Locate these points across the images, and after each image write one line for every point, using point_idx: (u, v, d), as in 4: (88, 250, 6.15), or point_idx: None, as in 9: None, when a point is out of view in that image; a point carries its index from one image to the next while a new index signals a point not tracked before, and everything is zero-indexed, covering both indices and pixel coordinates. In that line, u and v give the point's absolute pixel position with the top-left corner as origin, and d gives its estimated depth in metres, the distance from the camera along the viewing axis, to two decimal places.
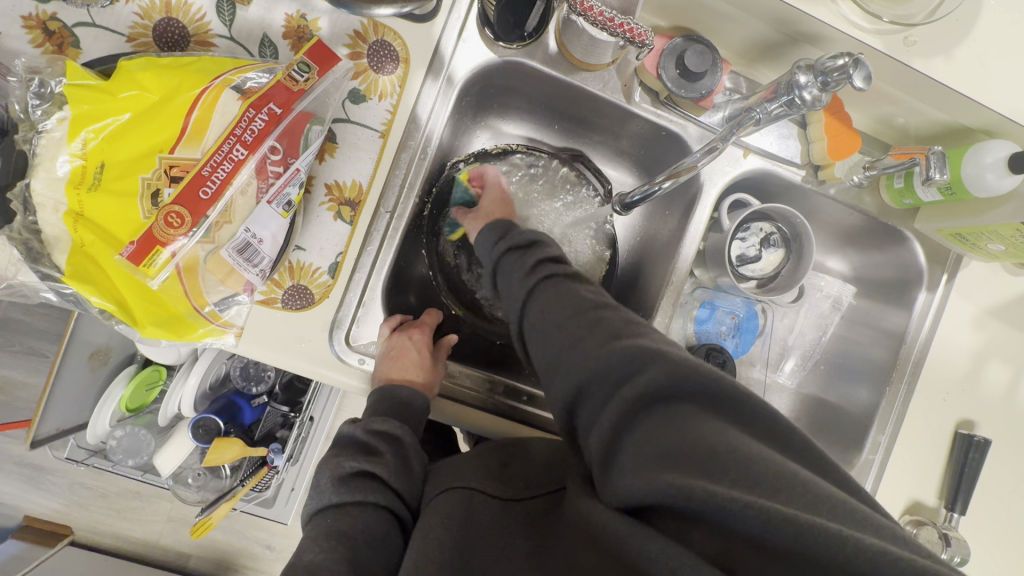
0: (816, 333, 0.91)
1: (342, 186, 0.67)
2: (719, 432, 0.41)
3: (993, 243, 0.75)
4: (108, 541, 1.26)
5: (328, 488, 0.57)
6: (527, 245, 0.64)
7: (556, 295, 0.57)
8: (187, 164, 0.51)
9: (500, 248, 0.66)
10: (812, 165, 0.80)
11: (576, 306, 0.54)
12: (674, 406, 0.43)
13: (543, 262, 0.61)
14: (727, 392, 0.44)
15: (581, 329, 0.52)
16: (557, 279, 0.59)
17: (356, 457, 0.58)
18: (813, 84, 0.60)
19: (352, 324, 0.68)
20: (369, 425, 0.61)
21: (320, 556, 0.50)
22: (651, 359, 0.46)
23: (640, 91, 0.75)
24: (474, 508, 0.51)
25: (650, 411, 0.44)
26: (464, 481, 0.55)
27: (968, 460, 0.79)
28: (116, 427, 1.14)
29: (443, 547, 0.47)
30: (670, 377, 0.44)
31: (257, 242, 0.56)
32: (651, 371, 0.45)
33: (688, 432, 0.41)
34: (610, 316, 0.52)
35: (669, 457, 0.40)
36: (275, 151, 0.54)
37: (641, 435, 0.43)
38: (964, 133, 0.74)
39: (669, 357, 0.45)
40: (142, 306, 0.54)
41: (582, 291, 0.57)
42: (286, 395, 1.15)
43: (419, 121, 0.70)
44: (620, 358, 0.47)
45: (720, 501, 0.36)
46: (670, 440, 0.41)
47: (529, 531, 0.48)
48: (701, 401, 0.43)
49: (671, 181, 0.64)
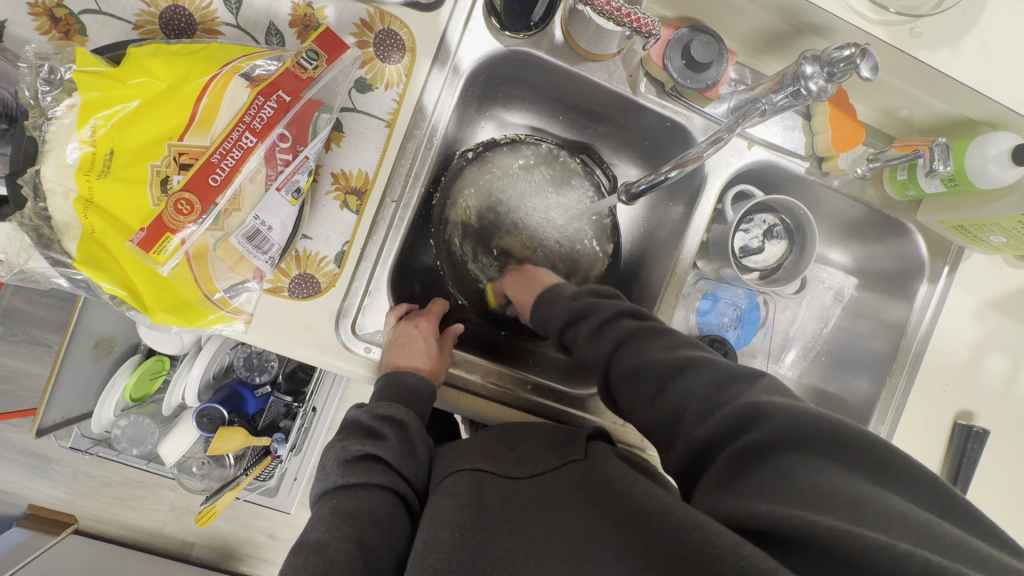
0: (817, 325, 0.91)
1: (348, 175, 0.68)
2: (827, 480, 0.43)
3: (995, 235, 0.75)
4: (113, 529, 1.28)
5: (333, 471, 0.58)
6: (584, 313, 0.67)
7: (633, 361, 0.60)
8: (197, 152, 0.52)
9: (560, 316, 0.69)
10: (816, 157, 0.80)
11: (660, 373, 0.57)
12: (778, 455, 0.46)
13: (608, 324, 0.64)
14: (836, 436, 0.45)
15: (674, 402, 0.55)
16: (638, 337, 0.62)
17: (361, 441, 0.59)
18: (820, 75, 0.60)
19: (358, 312, 0.69)
20: (375, 410, 0.62)
21: (325, 535, 0.52)
22: (756, 413, 0.49)
23: (645, 81, 0.75)
24: (483, 489, 0.52)
25: (757, 461, 0.47)
26: (471, 464, 0.55)
27: (967, 450, 0.81)
28: (120, 417, 1.15)
29: (457, 529, 0.49)
30: (776, 430, 0.47)
31: (266, 229, 0.57)
32: (763, 420, 0.48)
33: (798, 475, 0.44)
34: (696, 376, 0.55)
35: (775, 497, 0.43)
36: (284, 138, 0.55)
37: (746, 481, 0.46)
38: (968, 124, 0.74)
39: (769, 410, 0.48)
40: (152, 292, 0.55)
41: (656, 348, 0.60)
42: (289, 384, 1.16)
43: (425, 110, 0.70)
44: (726, 414, 0.50)
45: (816, 529, 0.38)
46: (775, 485, 0.44)
47: (541, 505, 0.50)
48: (819, 447, 0.45)
49: (677, 171, 0.64)
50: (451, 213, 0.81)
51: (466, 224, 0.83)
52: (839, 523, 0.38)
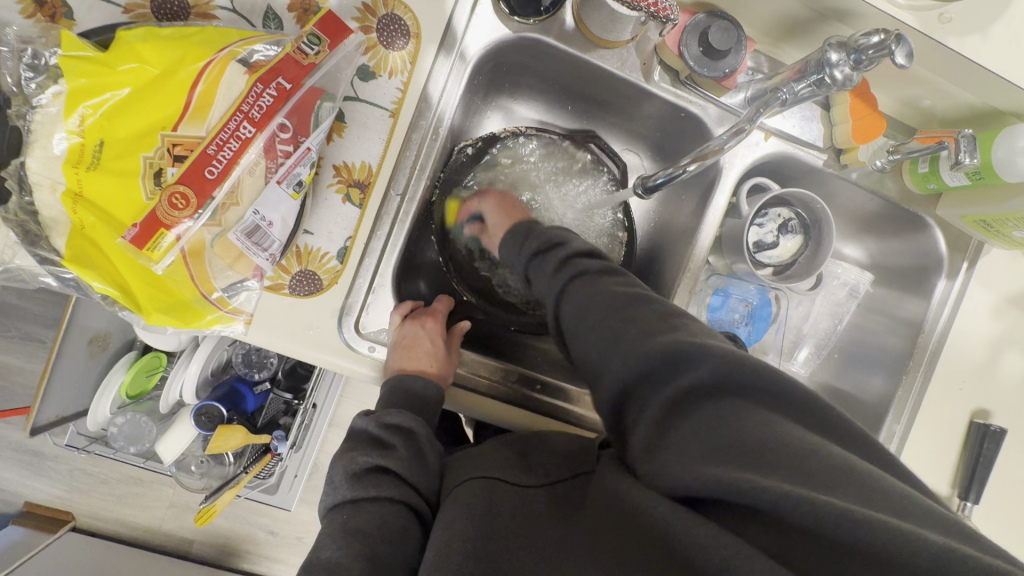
0: (831, 321, 0.89)
1: (350, 167, 0.65)
2: (768, 425, 0.42)
3: (1018, 230, 0.73)
4: (112, 527, 1.26)
5: (341, 485, 0.55)
6: (550, 245, 0.64)
7: (588, 292, 0.57)
8: (192, 143, 0.49)
9: (528, 248, 0.66)
10: (834, 149, 0.77)
11: (607, 306, 0.54)
12: (722, 403, 0.45)
13: (573, 258, 0.62)
14: (777, 385, 0.44)
15: (615, 326, 0.52)
16: (594, 274, 0.59)
17: (368, 452, 0.56)
18: (846, 61, 0.57)
19: (362, 310, 0.66)
20: (382, 419, 0.59)
21: (337, 553, 0.49)
22: (696, 352, 0.47)
23: (659, 70, 0.72)
24: (496, 498, 0.50)
25: (699, 407, 0.45)
26: (482, 472, 0.53)
27: (983, 450, 0.78)
28: (117, 414, 1.12)
29: (469, 540, 0.46)
30: (716, 372, 0.45)
31: (266, 225, 0.54)
32: (703, 363, 0.46)
33: (741, 426, 0.42)
34: (644, 310, 0.53)
35: (722, 454, 0.42)
36: (284, 128, 0.52)
37: (686, 432, 0.45)
38: (993, 116, 0.72)
39: (713, 351, 0.46)
40: (147, 292, 0.52)
41: (611, 283, 0.57)
42: (289, 381, 1.14)
43: (431, 99, 0.67)
44: (667, 351, 0.48)
45: (767, 494, 0.37)
46: (720, 436, 0.43)
47: (554, 516, 0.48)
48: (758, 397, 0.44)
49: (697, 164, 0.62)
50: (455, 211, 0.79)
51: (471, 220, 0.81)
52: (787, 484, 0.38)
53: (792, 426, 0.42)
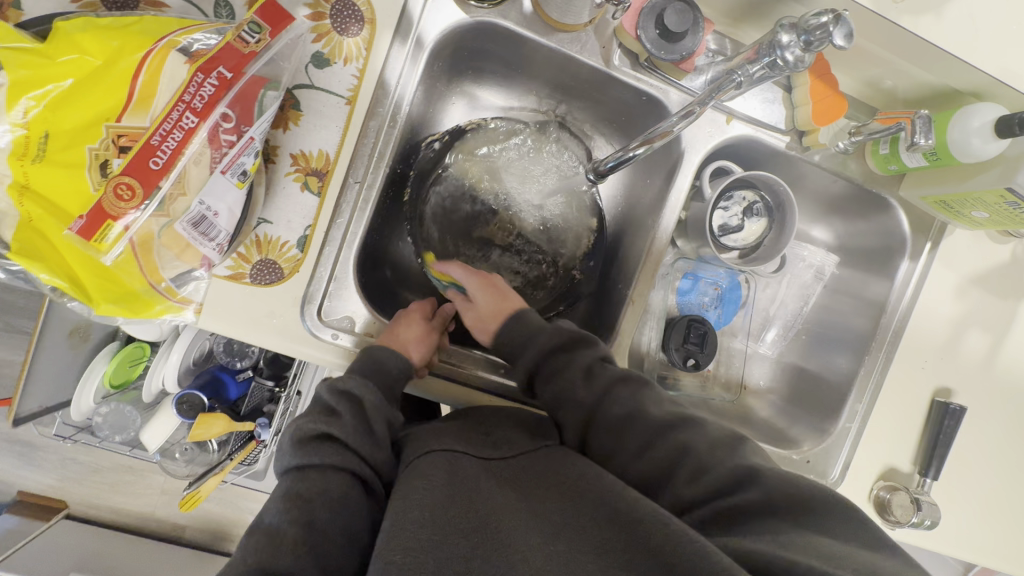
0: (798, 303, 0.91)
1: (308, 155, 0.65)
2: (816, 543, 0.44)
3: (977, 211, 0.73)
4: (103, 515, 1.27)
5: (287, 451, 0.57)
6: (575, 343, 0.66)
7: (627, 408, 0.60)
8: (136, 134, 0.49)
9: (533, 353, 0.67)
10: (797, 131, 0.77)
11: (647, 432, 0.58)
12: (779, 520, 0.48)
13: (602, 365, 0.64)
14: (822, 505, 0.48)
15: (667, 456, 0.56)
16: (627, 382, 0.62)
17: (315, 419, 0.58)
18: (796, 43, 0.57)
19: (324, 298, 0.66)
20: (335, 385, 0.60)
21: (279, 518, 0.51)
22: (751, 476, 0.51)
23: (619, 54, 0.72)
24: (457, 470, 0.51)
25: (749, 521, 0.49)
26: (444, 446, 0.54)
27: (944, 427, 0.79)
28: (101, 405, 1.13)
29: (426, 507, 0.46)
30: (770, 495, 0.49)
31: (213, 215, 0.55)
32: (753, 487, 0.50)
33: (783, 534, 0.46)
34: (691, 435, 0.56)
35: (761, 542, 0.45)
36: (227, 118, 0.52)
37: (743, 534, 0.48)
38: (952, 96, 0.72)
39: (768, 478, 0.50)
40: (95, 282, 0.53)
41: (650, 399, 0.61)
42: (271, 369, 1.14)
43: (387, 86, 0.67)
44: (720, 479, 0.52)
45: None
46: (775, 540, 0.46)
47: (518, 486, 0.50)
48: (802, 513, 0.48)
49: (645, 147, 0.62)
50: (425, 208, 0.79)
51: (440, 216, 0.80)
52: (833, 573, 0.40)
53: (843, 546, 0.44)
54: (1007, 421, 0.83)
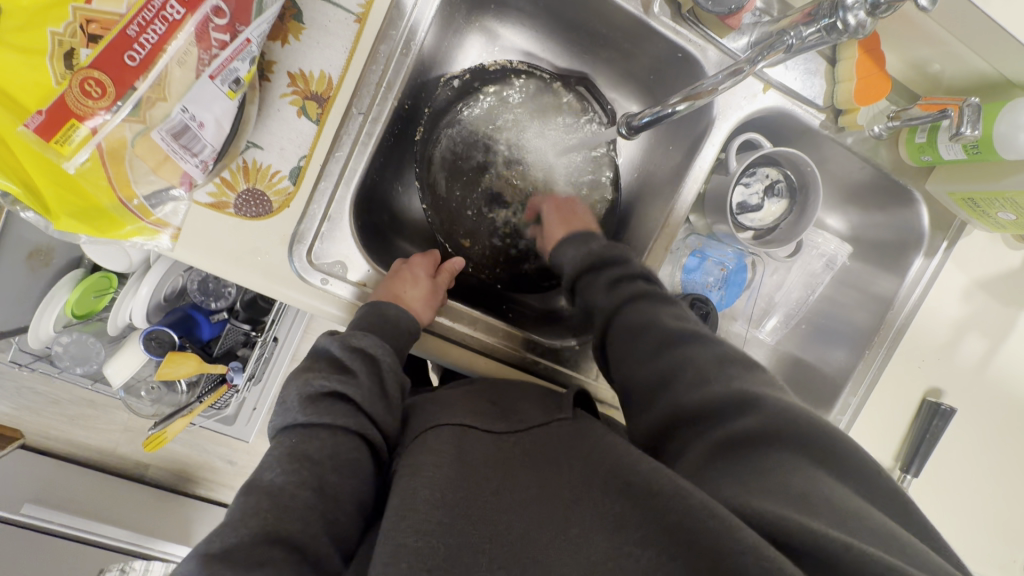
0: (803, 292, 0.88)
1: (307, 77, 0.58)
2: (815, 481, 0.41)
3: (1004, 212, 0.71)
4: (62, 448, 1.21)
5: (294, 407, 0.52)
6: (609, 261, 0.67)
7: (644, 317, 0.59)
8: (109, 20, 0.43)
9: (586, 252, 0.69)
10: (833, 110, 0.73)
11: (663, 335, 0.57)
12: (769, 453, 0.44)
13: (628, 280, 0.64)
14: (819, 437, 0.44)
15: (670, 366, 0.55)
16: (649, 299, 0.62)
17: (327, 375, 0.53)
18: (862, 5, 0.52)
19: (315, 239, 0.60)
20: (347, 340, 0.56)
21: (282, 478, 0.48)
22: (754, 403, 0.47)
23: (660, 1, 0.65)
24: (466, 444, 0.50)
25: (746, 451, 0.45)
26: (451, 420, 0.53)
27: (931, 427, 0.78)
28: (61, 333, 1.04)
29: (437, 488, 0.45)
30: (768, 424, 0.45)
31: (197, 126, 0.47)
32: (757, 411, 0.46)
33: (795, 475, 0.41)
34: (699, 352, 0.55)
35: (766, 489, 0.41)
36: (219, 14, 0.46)
37: (730, 466, 0.45)
38: (1001, 87, 0.68)
39: (770, 404, 0.47)
40: (53, 192, 0.47)
41: (667, 314, 0.60)
42: (248, 314, 1.07)
43: (403, 8, 0.60)
44: (722, 394, 0.49)
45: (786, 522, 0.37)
46: (758, 478, 0.42)
47: (526, 460, 0.49)
48: (807, 448, 0.44)
49: (686, 104, 0.57)
50: (435, 150, 0.75)
51: (449, 161, 0.76)
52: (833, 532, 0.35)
53: (827, 478, 0.41)
54: (990, 428, 0.83)
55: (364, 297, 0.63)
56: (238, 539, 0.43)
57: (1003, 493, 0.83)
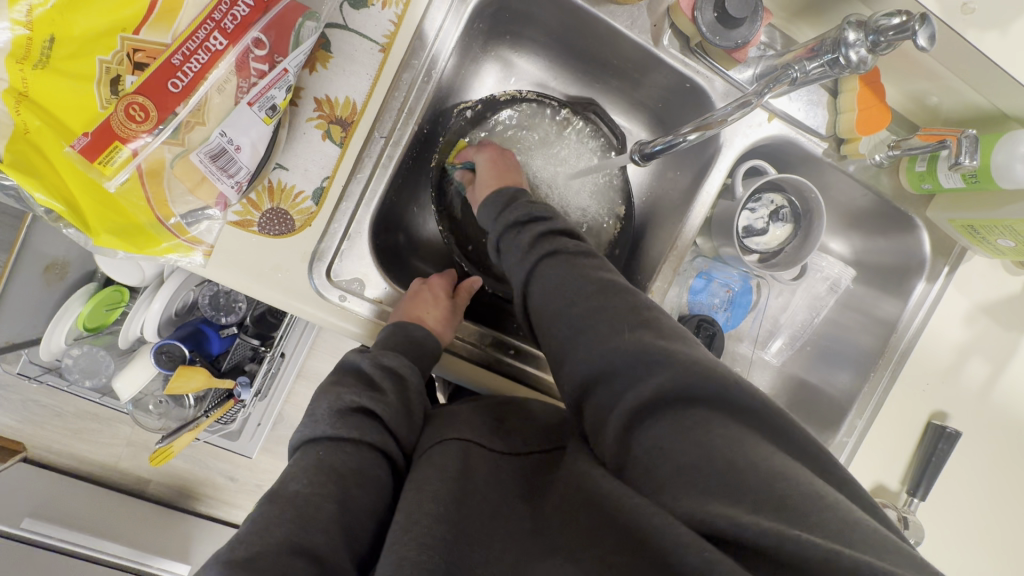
0: (807, 314, 0.90)
1: (333, 102, 0.60)
2: (738, 441, 0.43)
3: (1004, 238, 0.73)
4: (65, 461, 1.20)
5: (323, 419, 0.53)
6: (534, 219, 0.63)
7: (558, 274, 0.58)
8: (155, 50, 0.46)
9: (507, 217, 0.64)
10: (836, 139, 0.76)
11: (579, 288, 0.56)
12: (689, 410, 0.45)
13: (551, 236, 0.62)
14: (736, 395, 0.45)
15: (590, 315, 0.53)
16: (569, 253, 0.60)
17: (356, 390, 0.55)
18: (863, 43, 0.56)
19: (335, 257, 0.62)
20: (378, 358, 0.58)
21: (307, 490, 0.48)
22: (663, 360, 0.47)
23: (670, 34, 0.68)
24: (469, 460, 0.51)
25: (662, 413, 0.46)
26: (456, 434, 0.54)
27: (937, 450, 0.79)
28: (72, 346, 1.05)
29: (441, 502, 0.47)
30: (676, 382, 0.46)
31: (234, 149, 0.49)
32: (663, 371, 0.47)
33: (711, 442, 0.43)
34: (620, 301, 0.54)
35: (699, 479, 0.42)
36: (260, 45, 0.49)
37: (656, 436, 0.46)
38: (997, 120, 0.71)
39: (679, 359, 0.47)
40: (96, 210, 0.49)
41: (585, 266, 0.58)
42: (256, 329, 1.09)
43: (425, 38, 0.62)
44: (630, 351, 0.49)
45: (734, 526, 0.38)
46: (686, 454, 0.43)
47: (523, 492, 0.50)
48: (721, 404, 0.45)
49: (697, 134, 0.58)
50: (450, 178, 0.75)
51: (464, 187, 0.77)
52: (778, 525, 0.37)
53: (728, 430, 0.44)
54: (995, 453, 0.83)
55: (383, 314, 0.65)
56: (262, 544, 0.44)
57: (1011, 519, 0.83)
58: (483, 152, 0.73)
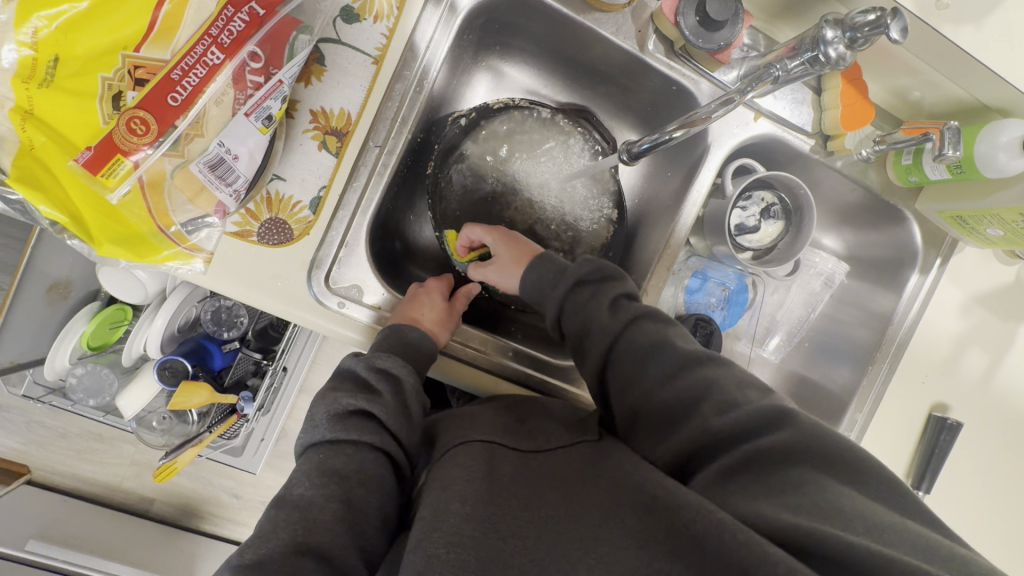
0: (804, 310, 0.90)
1: (328, 114, 0.62)
2: (840, 494, 0.43)
3: (992, 228, 0.74)
4: (69, 482, 1.21)
5: (323, 424, 0.54)
6: (607, 279, 0.64)
7: (652, 338, 0.59)
8: (155, 66, 0.47)
9: (565, 280, 0.65)
10: (822, 135, 0.77)
11: (678, 361, 0.56)
12: (793, 468, 0.46)
13: (627, 300, 0.63)
14: (846, 456, 0.46)
15: (692, 388, 0.54)
16: (653, 320, 0.61)
17: (354, 394, 0.55)
18: (841, 40, 0.56)
19: (333, 265, 0.63)
20: (373, 361, 0.58)
21: (312, 490, 0.49)
22: (784, 418, 0.48)
23: (654, 40, 0.70)
24: (494, 460, 0.52)
25: (770, 471, 0.47)
26: (478, 435, 0.55)
27: (940, 442, 0.79)
28: (76, 365, 1.05)
29: (466, 502, 0.47)
30: (796, 440, 0.47)
31: (232, 158, 0.51)
32: (785, 428, 0.48)
33: (814, 491, 0.43)
34: (719, 372, 0.55)
35: (792, 508, 0.43)
36: (256, 58, 0.51)
37: (749, 483, 0.47)
38: (978, 110, 0.72)
39: (804, 422, 0.48)
40: (99, 221, 0.50)
41: (676, 336, 0.59)
42: (259, 342, 1.10)
43: (417, 50, 0.64)
44: (752, 414, 0.49)
45: (824, 539, 0.38)
46: (783, 495, 0.44)
47: (553, 482, 0.49)
48: (827, 462, 0.46)
49: (683, 131, 0.60)
50: (447, 186, 0.77)
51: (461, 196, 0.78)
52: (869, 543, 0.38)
53: (819, 480, 0.44)
54: (998, 444, 0.83)
55: (382, 320, 0.65)
56: (270, 551, 0.45)
57: (1018, 511, 0.83)
58: (488, 237, 0.73)
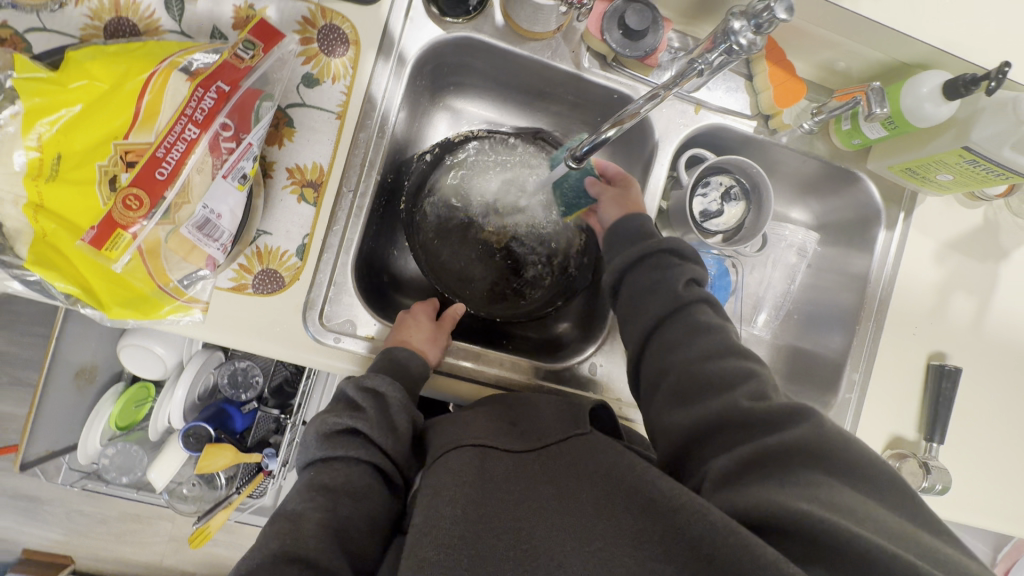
0: (785, 284, 0.91)
1: (303, 168, 0.68)
2: (844, 497, 0.46)
3: (942, 173, 0.76)
4: (112, 566, 1.24)
5: (313, 444, 0.60)
6: (672, 252, 0.69)
7: (696, 325, 0.63)
8: (141, 149, 0.54)
9: (636, 250, 0.70)
10: (763, 116, 0.82)
11: (711, 350, 0.60)
12: (803, 466, 0.48)
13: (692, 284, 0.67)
14: (868, 471, 0.48)
15: (721, 374, 0.57)
16: (693, 324, 0.64)
17: (340, 414, 0.61)
18: (747, 28, 0.61)
19: (325, 304, 0.68)
20: (360, 382, 0.62)
21: (302, 504, 0.55)
22: (802, 417, 0.51)
23: (588, 56, 0.77)
24: (486, 463, 0.54)
25: (779, 458, 0.49)
26: (473, 439, 0.57)
27: (943, 389, 0.80)
28: (107, 446, 1.12)
29: (457, 505, 0.50)
30: (818, 436, 0.49)
31: (216, 217, 0.59)
32: (804, 422, 0.50)
33: (820, 487, 0.46)
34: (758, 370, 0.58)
35: (805, 496, 0.45)
36: (226, 127, 0.58)
37: (758, 475, 0.49)
38: (902, 70, 0.77)
39: (818, 419, 0.51)
40: (107, 290, 0.57)
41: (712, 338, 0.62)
42: (277, 399, 1.15)
43: (374, 100, 0.71)
44: (778, 404, 0.52)
45: (828, 529, 0.41)
46: (796, 486, 0.46)
47: (547, 479, 0.53)
48: (838, 468, 0.48)
49: (615, 129, 0.65)
50: (422, 219, 0.82)
51: (438, 227, 0.83)
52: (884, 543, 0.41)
53: (838, 485, 0.47)
54: (1002, 383, 0.84)
55: (376, 349, 0.70)
56: None
57: None
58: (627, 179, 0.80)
